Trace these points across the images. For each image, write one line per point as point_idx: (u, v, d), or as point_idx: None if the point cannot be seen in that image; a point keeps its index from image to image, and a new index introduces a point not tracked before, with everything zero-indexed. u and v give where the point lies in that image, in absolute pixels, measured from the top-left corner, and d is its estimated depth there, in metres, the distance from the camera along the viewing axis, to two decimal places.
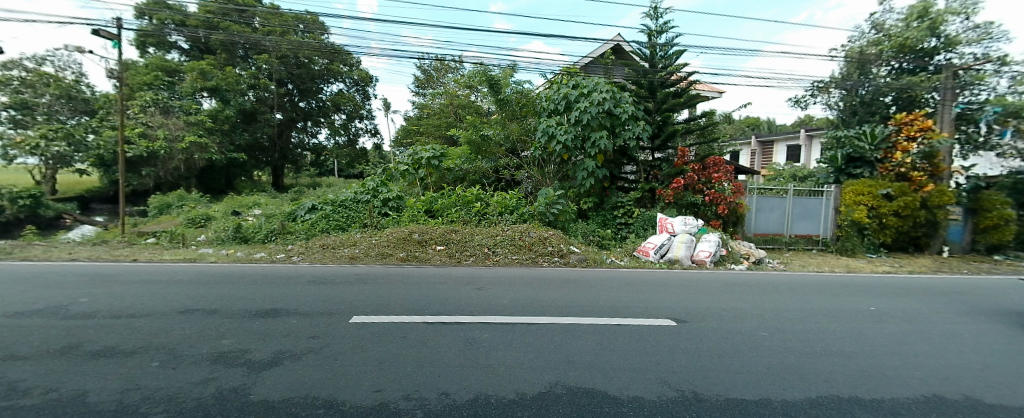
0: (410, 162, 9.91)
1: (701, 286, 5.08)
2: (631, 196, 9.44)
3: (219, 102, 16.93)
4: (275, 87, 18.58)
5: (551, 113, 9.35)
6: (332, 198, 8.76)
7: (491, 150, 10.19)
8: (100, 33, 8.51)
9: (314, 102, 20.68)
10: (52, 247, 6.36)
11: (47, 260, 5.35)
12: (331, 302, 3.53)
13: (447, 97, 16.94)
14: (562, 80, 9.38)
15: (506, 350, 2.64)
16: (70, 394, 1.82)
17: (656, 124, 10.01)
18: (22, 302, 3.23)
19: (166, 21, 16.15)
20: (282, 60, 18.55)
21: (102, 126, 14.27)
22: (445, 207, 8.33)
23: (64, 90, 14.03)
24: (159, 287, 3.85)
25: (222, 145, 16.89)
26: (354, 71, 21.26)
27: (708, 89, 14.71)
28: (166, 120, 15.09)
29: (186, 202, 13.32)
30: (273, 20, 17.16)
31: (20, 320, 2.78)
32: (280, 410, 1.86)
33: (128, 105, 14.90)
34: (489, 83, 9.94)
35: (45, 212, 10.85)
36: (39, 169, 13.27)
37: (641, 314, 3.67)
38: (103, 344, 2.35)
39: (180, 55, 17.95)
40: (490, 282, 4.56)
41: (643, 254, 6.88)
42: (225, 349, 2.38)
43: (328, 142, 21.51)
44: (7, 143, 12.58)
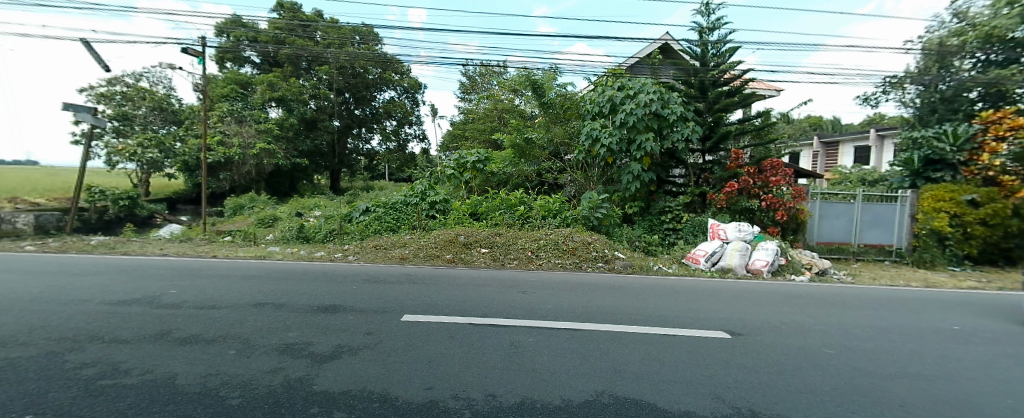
0: (455, 166, 10.18)
1: (758, 297, 4.75)
2: (680, 200, 9.03)
3: (285, 111, 18.31)
4: (333, 97, 19.97)
5: (596, 116, 9.21)
6: (384, 200, 9.10)
7: (535, 154, 10.27)
8: (189, 51, 9.48)
9: (368, 109, 21.87)
10: (147, 243, 7.18)
11: (146, 254, 6.05)
12: (384, 300, 3.66)
13: (491, 102, 17.21)
14: (607, 82, 9.24)
15: (553, 355, 2.60)
16: (163, 376, 2.02)
17: (707, 125, 9.55)
18: (124, 292, 3.64)
19: (242, 39, 17.79)
20: (341, 71, 19.90)
21: (186, 135, 15.74)
22: (489, 210, 8.47)
23: (157, 102, 15.82)
24: (235, 281, 4.21)
25: (288, 151, 18.20)
26: (404, 79, 22.30)
27: (762, 86, 13.83)
28: (240, 128, 16.42)
29: (257, 203, 14.48)
30: (332, 33, 18.44)
31: (125, 307, 3.14)
32: (338, 402, 1.95)
33: (209, 115, 16.50)
34: (533, 87, 10.00)
35: (140, 211, 12.24)
36: (135, 173, 15.03)
37: (692, 325, 3.48)
38: (189, 332, 2.59)
39: (252, 69, 19.67)
40: (534, 286, 4.53)
41: (693, 262, 6.53)
42: (291, 341, 2.53)
43: (379, 148, 22.63)
44: (112, 150, 14.42)
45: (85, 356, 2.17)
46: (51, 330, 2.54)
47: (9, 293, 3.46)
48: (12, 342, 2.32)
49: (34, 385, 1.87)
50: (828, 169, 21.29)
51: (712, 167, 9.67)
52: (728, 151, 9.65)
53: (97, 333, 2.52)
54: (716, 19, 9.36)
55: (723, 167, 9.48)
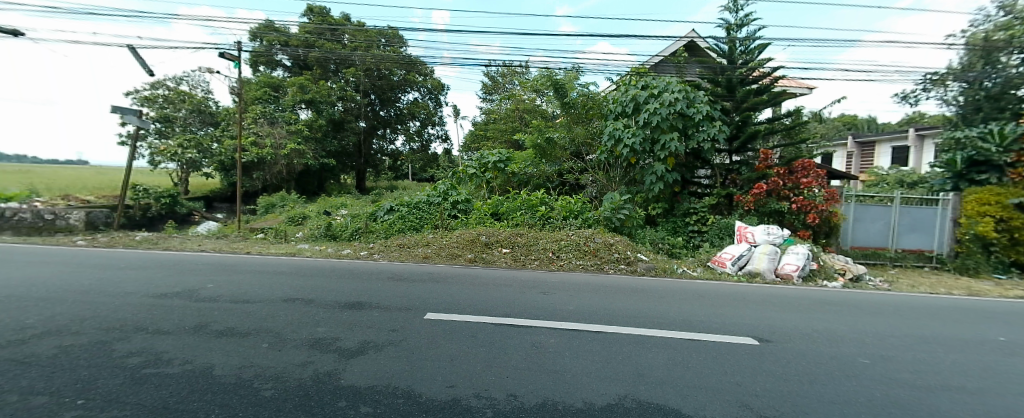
0: (477, 166, 10.27)
1: (788, 303, 4.57)
2: (705, 202, 8.81)
3: (314, 112, 18.86)
4: (359, 98, 20.47)
5: (618, 116, 9.11)
6: (408, 200, 9.23)
7: (556, 154, 10.24)
8: (226, 55, 9.88)
9: (393, 111, 22.30)
10: (186, 239, 7.53)
11: (185, 250, 6.35)
12: (408, 298, 3.72)
13: (513, 102, 17.22)
14: (630, 81, 9.11)
15: (574, 357, 2.58)
16: (201, 366, 2.11)
17: (734, 124, 9.28)
18: (166, 285, 3.84)
19: (274, 43, 18.41)
20: (367, 73, 20.37)
21: (223, 135, 16.31)
22: (510, 210, 8.49)
23: (196, 105, 16.51)
24: (268, 277, 4.36)
25: (317, 151, 18.74)
26: (427, 80, 22.72)
27: (793, 85, 13.34)
28: (272, 129, 16.97)
29: (287, 202, 14.92)
30: (359, 36, 18.91)
31: (167, 300, 3.30)
32: (365, 396, 1.99)
33: (243, 117, 17.04)
34: (555, 88, 9.96)
35: (179, 209, 12.96)
36: (175, 173, 15.75)
37: (718, 330, 3.38)
38: (225, 325, 2.70)
39: (284, 72, 20.34)
40: (555, 287, 4.51)
41: (718, 265, 6.37)
42: (320, 336, 2.60)
43: (403, 148, 23.06)
44: (155, 151, 15.21)
45: (131, 346, 2.29)
46: (101, 320, 2.70)
47: (65, 285, 3.70)
48: (68, 331, 2.47)
49: (86, 372, 1.99)
50: (864, 170, 20.34)
51: (739, 167, 9.39)
52: (756, 151, 9.36)
53: (141, 324, 2.67)
54: (745, 15, 9.09)
55: (751, 167, 9.20)
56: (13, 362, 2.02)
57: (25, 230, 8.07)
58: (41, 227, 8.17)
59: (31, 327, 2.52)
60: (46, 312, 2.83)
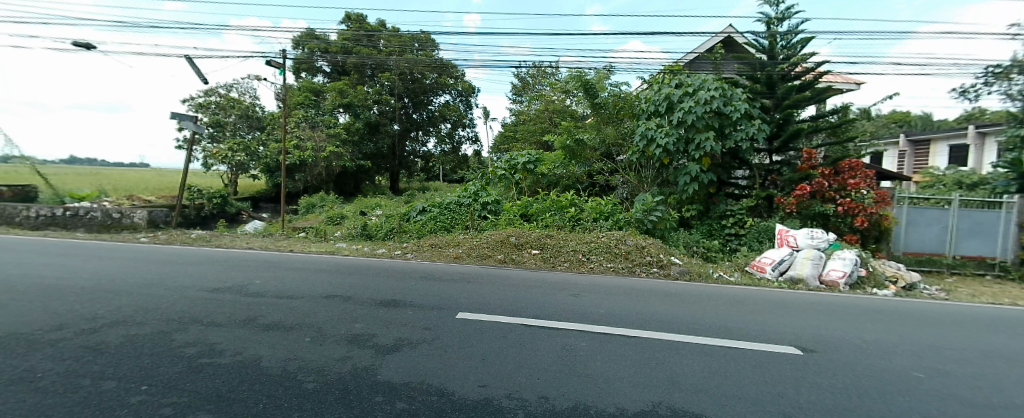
0: (507, 167, 10.40)
1: (835, 311, 4.31)
2: (743, 204, 8.49)
3: (352, 116, 19.58)
4: (394, 102, 21.06)
5: (651, 115, 8.91)
6: (440, 201, 9.38)
7: (586, 155, 10.13)
8: (272, 63, 10.40)
9: (425, 113, 22.82)
10: (235, 237, 8.01)
11: (235, 247, 6.74)
12: (440, 297, 3.78)
13: (542, 103, 17.18)
14: (664, 79, 8.88)
15: (607, 361, 2.54)
16: (250, 358, 2.22)
17: (775, 123, 8.88)
18: (217, 280, 4.08)
19: (315, 50, 19.24)
20: (401, 77, 20.97)
21: (268, 139, 17.11)
22: (540, 211, 8.49)
23: (245, 111, 17.45)
24: (309, 274, 4.55)
25: (354, 153, 19.36)
26: (458, 83, 23.17)
27: (839, 80, 12.63)
28: (313, 133, 17.63)
29: (326, 202, 15.52)
30: (393, 41, 19.47)
31: (219, 294, 3.51)
32: (400, 392, 2.04)
33: (287, 121, 17.81)
34: (585, 88, 9.74)
35: (229, 208, 13.73)
36: (226, 175, 16.76)
37: (759, 338, 3.23)
38: (271, 319, 2.84)
39: (323, 77, 21.22)
40: (585, 289, 4.46)
41: (757, 270, 6.08)
42: (358, 332, 2.69)
43: (434, 150, 23.53)
44: (208, 154, 16.21)
45: (188, 336, 2.45)
46: (161, 312, 2.91)
47: (131, 278, 4.01)
48: (134, 322, 2.68)
49: (148, 360, 2.14)
50: (917, 170, 18.94)
51: (780, 168, 8.97)
52: (799, 151, 8.88)
53: (196, 316, 2.84)
54: (787, 8, 8.69)
55: (793, 168, 8.76)
56: (87, 349, 2.21)
57: (96, 227, 8.76)
58: (110, 225, 8.81)
59: (102, 317, 2.74)
60: (115, 304, 3.08)
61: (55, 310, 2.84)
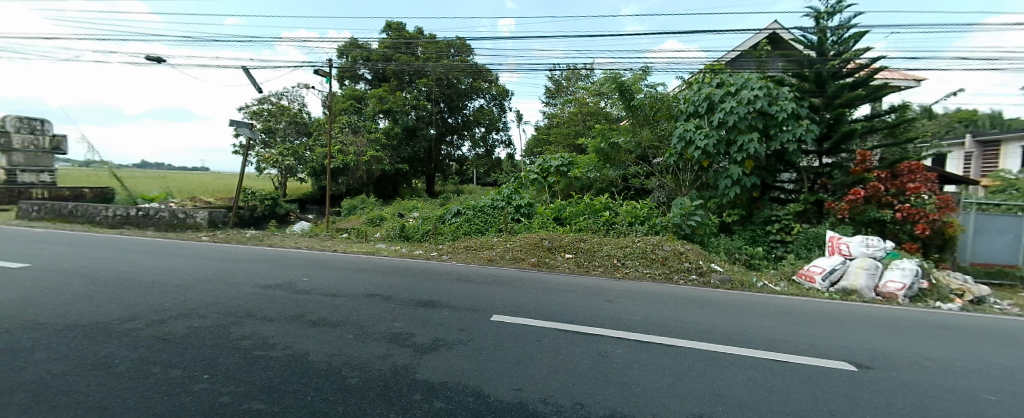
0: (539, 171, 10.44)
1: (893, 326, 3.98)
2: (789, 208, 8.12)
3: (391, 121, 20.17)
4: (431, 107, 21.58)
5: (690, 116, 8.63)
6: (474, 203, 9.50)
7: (621, 159, 9.99)
8: (321, 72, 10.86)
9: (460, 117, 23.28)
10: (284, 237, 8.49)
11: (285, 246, 7.16)
12: (475, 299, 3.82)
13: (575, 105, 17.03)
14: (704, 79, 8.58)
15: (645, 370, 2.47)
16: (298, 352, 2.34)
17: (824, 123, 8.38)
18: (269, 277, 4.33)
19: (358, 58, 20.02)
20: (437, 82, 21.47)
21: (315, 145, 17.58)
22: (573, 215, 8.43)
23: (292, 117, 18.33)
24: (352, 273, 4.74)
25: (393, 157, 19.82)
26: (492, 87, 23.54)
27: (896, 76, 11.74)
28: (356, 138, 18.22)
29: (367, 204, 16.06)
30: (431, 48, 19.99)
31: (271, 290, 3.72)
32: (437, 392, 2.07)
33: (332, 127, 18.40)
34: (619, 90, 9.43)
35: (279, 209, 14.46)
36: (275, 178, 18.02)
37: (808, 352, 3.04)
38: (318, 316, 2.98)
39: (365, 84, 22.02)
40: (621, 296, 4.36)
41: (806, 280, 5.72)
42: (397, 331, 2.76)
43: (469, 154, 24.11)
44: (261, 159, 17.40)
45: (243, 330, 2.61)
46: (221, 306, 3.12)
47: (194, 273, 4.34)
48: (197, 314, 2.89)
49: (209, 350, 2.30)
50: (986, 174, 17.26)
51: (830, 171, 8.45)
52: (851, 153, 8.33)
53: (251, 311, 3.03)
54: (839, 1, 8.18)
55: (845, 171, 8.22)
56: (157, 338, 2.40)
57: (164, 226, 9.47)
58: (176, 224, 9.48)
59: (169, 309, 2.97)
60: (180, 297, 3.33)
61: (130, 302, 3.12)
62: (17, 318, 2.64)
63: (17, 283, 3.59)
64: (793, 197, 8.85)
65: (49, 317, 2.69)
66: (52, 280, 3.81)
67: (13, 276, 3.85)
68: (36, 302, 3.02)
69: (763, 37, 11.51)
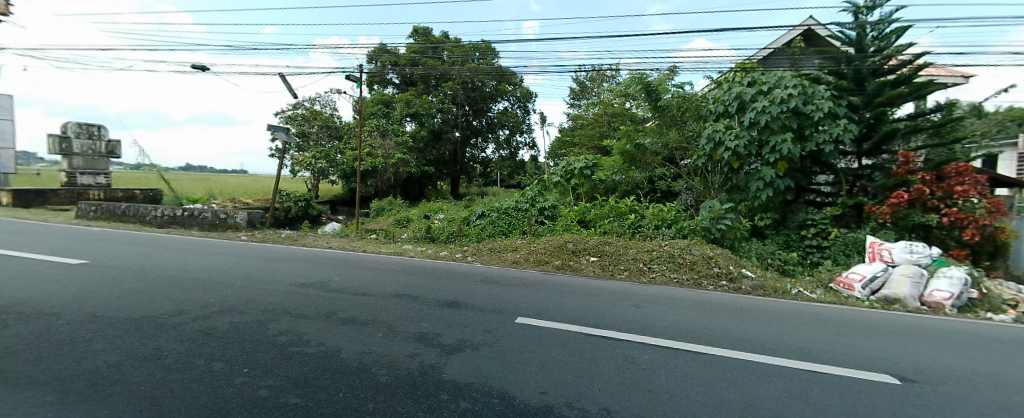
0: (563, 173, 10.41)
1: (940, 337, 3.75)
2: (826, 212, 7.76)
3: (418, 124, 20.35)
4: (455, 110, 21.86)
5: (720, 116, 8.38)
6: (498, 206, 9.59)
7: (646, 160, 9.87)
8: (352, 78, 11.09)
9: (484, 120, 23.53)
10: (317, 237, 8.79)
11: (318, 246, 7.44)
12: (500, 301, 3.84)
13: (599, 106, 16.87)
14: (734, 78, 8.34)
15: (673, 377, 2.42)
16: (331, 349, 2.41)
17: (863, 123, 8.02)
18: (303, 276, 4.50)
19: (386, 63, 20.47)
20: (463, 85, 21.76)
21: (345, 148, 17.96)
22: (598, 218, 8.37)
23: (325, 121, 18.93)
24: (381, 273, 4.87)
25: (420, 160, 20.06)
26: (516, 89, 23.75)
27: (942, 72, 11.07)
28: (384, 141, 18.47)
29: (394, 205, 16.39)
30: (457, 52, 20.26)
31: (305, 288, 3.87)
32: (464, 392, 2.09)
33: (362, 131, 18.61)
34: (645, 91, 9.23)
35: (312, 210, 14.89)
36: (308, 181, 18.75)
37: (847, 364, 2.89)
38: (349, 314, 3.07)
39: (393, 89, 22.50)
40: (648, 300, 4.28)
41: (844, 288, 5.50)
42: (424, 331, 2.82)
43: (493, 156, 24.33)
44: (296, 161, 17.98)
45: (280, 326, 2.72)
46: (258, 303, 3.26)
47: (235, 271, 4.56)
48: (237, 310, 3.03)
49: (249, 344, 2.40)
50: None
51: (871, 173, 8.10)
52: (894, 153, 7.94)
53: (286, 308, 3.15)
54: None
55: (887, 173, 7.85)
56: (201, 332, 2.53)
57: (207, 226, 9.94)
58: (218, 224, 9.95)
59: (212, 305, 3.13)
60: (221, 294, 3.50)
61: (177, 297, 3.31)
62: (78, 311, 2.84)
63: (78, 279, 3.87)
64: (830, 201, 8.47)
65: (105, 310, 2.89)
66: (108, 276, 4.09)
67: (74, 272, 4.15)
68: (94, 296, 3.24)
69: (796, 34, 11.08)
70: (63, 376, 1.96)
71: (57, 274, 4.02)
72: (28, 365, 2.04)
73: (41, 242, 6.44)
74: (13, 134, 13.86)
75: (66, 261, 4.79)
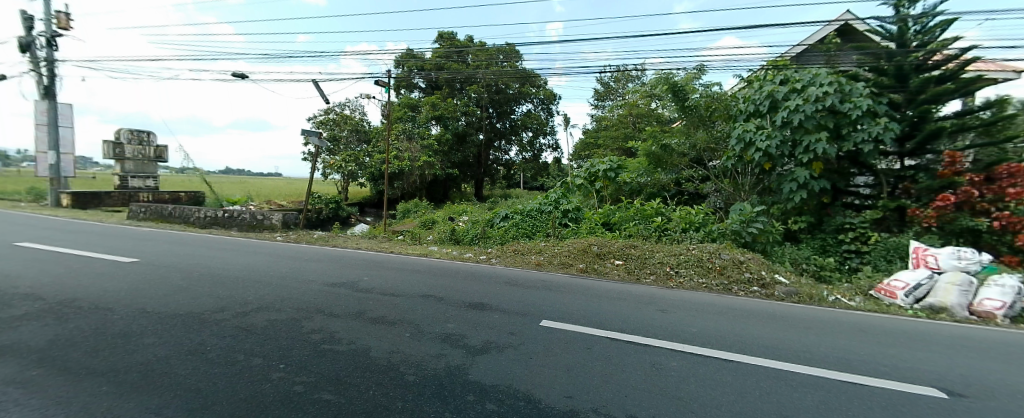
0: (586, 175, 10.31)
1: (1000, 351, 3.48)
2: (865, 216, 7.44)
3: (442, 127, 20.61)
4: (479, 113, 22.01)
5: (751, 116, 8.10)
6: (522, 208, 9.63)
7: (673, 162, 9.51)
8: (381, 83, 11.31)
9: (508, 122, 23.63)
10: (347, 238, 9.04)
11: (347, 247, 7.67)
12: (525, 303, 3.85)
13: (623, 107, 16.64)
14: (765, 76, 8.07)
15: (703, 385, 2.35)
16: (361, 348, 2.48)
17: (906, 121, 7.65)
18: (334, 276, 4.65)
19: (413, 68, 20.89)
20: (487, 88, 21.91)
21: (373, 151, 18.39)
22: (623, 220, 8.27)
23: (354, 125, 19.37)
24: (407, 274, 4.97)
25: (444, 162, 20.27)
26: (540, 91, 23.83)
27: (995, 66, 10.35)
28: (410, 144, 18.72)
29: (420, 207, 16.64)
30: (481, 55, 20.43)
31: (336, 288, 3.99)
32: (490, 394, 2.11)
33: (389, 134, 19.00)
34: (672, 91, 9.03)
35: (341, 212, 15.30)
36: (339, 183, 19.26)
37: (889, 375, 2.74)
38: (378, 314, 3.15)
39: (418, 92, 22.91)
40: (675, 306, 4.18)
41: (885, 295, 5.22)
42: (450, 332, 2.86)
43: (516, 158, 24.41)
44: (327, 165, 18.47)
45: (313, 324, 2.81)
46: (293, 301, 3.39)
47: (271, 270, 4.76)
48: (274, 308, 3.16)
49: (285, 341, 2.50)
50: None
51: (914, 174, 7.75)
52: (939, 153, 7.54)
53: (319, 306, 3.26)
54: None
55: (932, 174, 7.48)
56: (241, 329, 2.65)
57: (245, 227, 10.39)
58: (255, 225, 10.38)
59: (250, 303, 3.28)
60: (259, 292, 3.67)
61: (218, 294, 3.49)
62: (130, 306, 3.04)
63: (130, 276, 4.13)
64: (869, 203, 8.10)
65: (155, 306, 3.08)
66: (157, 273, 4.35)
67: (127, 269, 4.43)
68: (145, 292, 3.46)
69: (831, 30, 10.60)
70: (118, 367, 2.10)
71: (111, 271, 4.31)
72: (88, 356, 2.20)
73: (98, 241, 6.91)
74: (72, 140, 14.89)
75: (120, 259, 5.11)
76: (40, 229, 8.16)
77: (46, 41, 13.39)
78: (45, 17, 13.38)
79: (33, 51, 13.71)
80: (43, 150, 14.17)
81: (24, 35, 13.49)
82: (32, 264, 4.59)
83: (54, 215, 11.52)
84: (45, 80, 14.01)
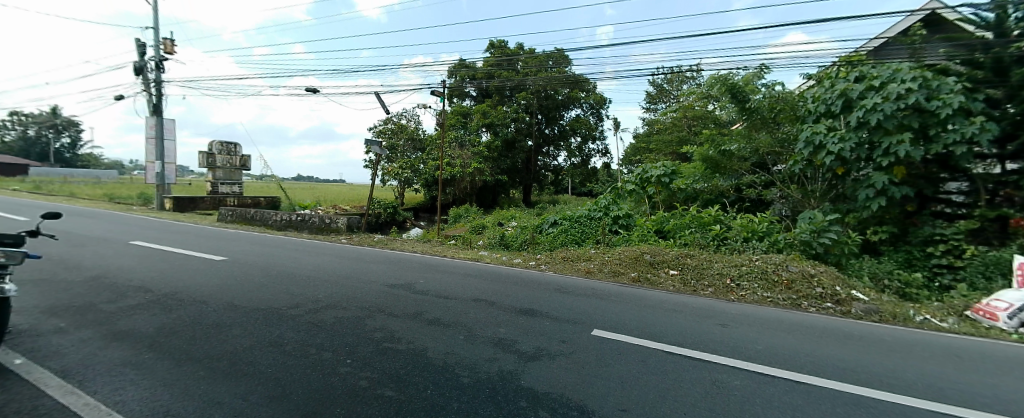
0: (637, 181, 10.05)
1: None
2: (959, 226, 6.64)
3: (492, 134, 21.12)
4: (528, 119, 22.24)
5: (821, 116, 7.46)
6: (571, 214, 9.55)
7: (733, 167, 9.27)
8: (437, 93, 11.75)
9: (556, 128, 23.65)
10: (403, 241, 9.48)
11: (404, 250, 8.03)
12: (575, 311, 3.82)
13: (677, 110, 16.02)
14: (838, 73, 7.43)
15: (771, 408, 2.19)
16: (418, 348, 2.58)
17: (1008, 119, 6.72)
18: (392, 277, 4.90)
19: (465, 78, 21.53)
20: (536, 95, 22.13)
21: (427, 158, 19.11)
22: (678, 228, 7.96)
23: (410, 134, 19.89)
24: (460, 278, 5.12)
25: (494, 168, 20.53)
26: (589, 96, 23.58)
27: None
28: (462, 152, 19.12)
29: (470, 213, 17.01)
30: (530, 62, 20.69)
31: (394, 289, 4.21)
32: (543, 402, 2.11)
33: (442, 142, 19.52)
34: (730, 92, 8.57)
35: (398, 216, 15.99)
36: (396, 189, 19.92)
37: (1000, 411, 2.39)
38: (435, 315, 3.28)
39: (470, 101, 23.68)
40: (737, 320, 3.93)
41: (984, 317, 4.57)
42: (502, 337, 2.91)
43: (564, 163, 24.33)
44: (385, 172, 19.14)
45: (375, 323, 2.99)
46: (357, 300, 3.62)
47: (335, 271, 5.10)
48: (340, 306, 3.39)
49: (350, 338, 2.68)
50: None
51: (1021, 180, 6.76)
52: None
53: (380, 307, 3.46)
54: None
55: None
56: (312, 324, 2.88)
57: (314, 229, 11.21)
58: (323, 228, 11.16)
59: (319, 300, 3.55)
60: (325, 290, 3.96)
61: (291, 291, 3.81)
62: (219, 300, 3.40)
63: (218, 272, 4.63)
64: (963, 212, 7.21)
65: (239, 300, 3.42)
66: (238, 270, 4.83)
67: (214, 267, 4.96)
68: (231, 288, 3.85)
69: (916, 20, 9.53)
70: (211, 354, 2.36)
71: (202, 268, 4.85)
72: (187, 343, 2.49)
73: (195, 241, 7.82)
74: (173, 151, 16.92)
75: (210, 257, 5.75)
76: (149, 230, 9.36)
77: (155, 65, 15.34)
78: (155, 44, 15.36)
79: (145, 74, 15.76)
80: (151, 160, 16.19)
81: (138, 60, 15.56)
82: (144, 260, 5.29)
83: (157, 216, 13.19)
84: (153, 98, 16.06)
